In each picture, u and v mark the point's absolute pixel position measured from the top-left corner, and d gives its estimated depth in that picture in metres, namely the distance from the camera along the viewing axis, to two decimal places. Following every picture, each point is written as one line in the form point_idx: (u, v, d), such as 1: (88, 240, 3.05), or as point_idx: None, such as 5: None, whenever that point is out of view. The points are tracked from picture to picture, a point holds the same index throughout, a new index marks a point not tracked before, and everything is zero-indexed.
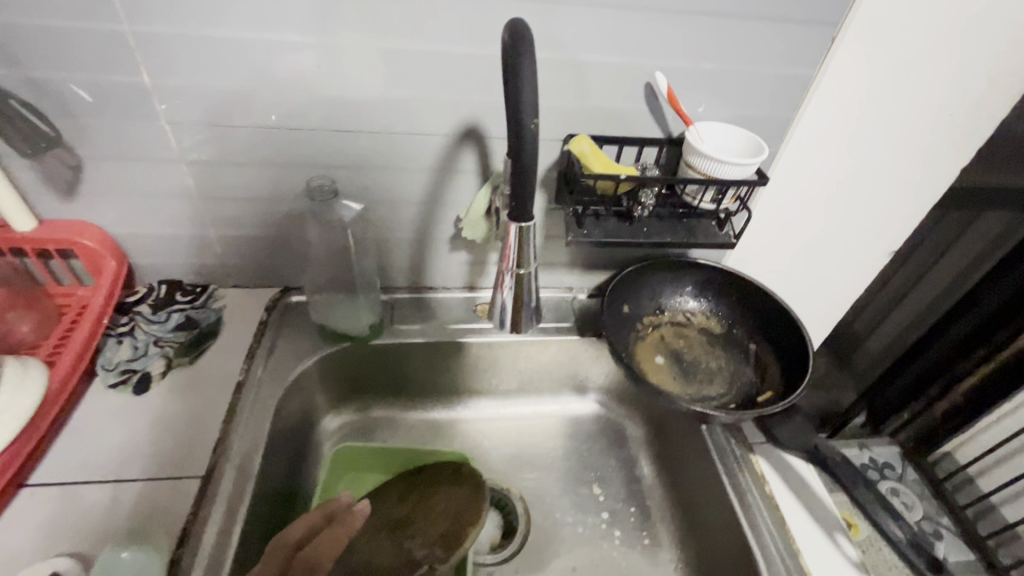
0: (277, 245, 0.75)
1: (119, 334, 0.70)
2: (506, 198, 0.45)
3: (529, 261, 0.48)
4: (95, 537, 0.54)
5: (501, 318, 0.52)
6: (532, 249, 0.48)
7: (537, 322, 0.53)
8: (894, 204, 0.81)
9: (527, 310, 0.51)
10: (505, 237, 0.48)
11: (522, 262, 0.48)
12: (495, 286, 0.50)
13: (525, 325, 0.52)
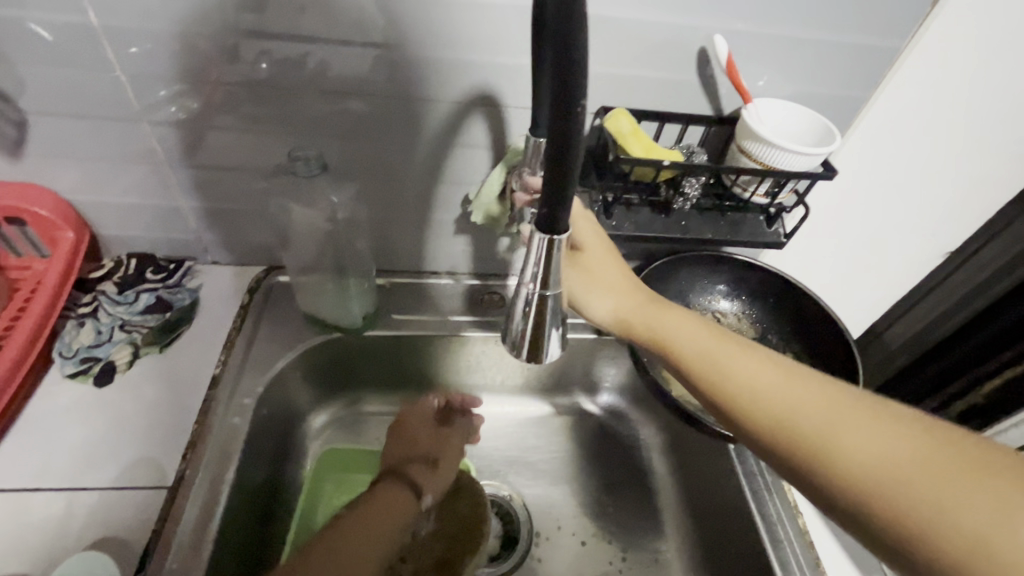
0: (258, 219, 0.66)
1: (80, 316, 0.62)
2: (535, 198, 0.34)
3: (557, 280, 0.38)
4: (48, 556, 0.48)
5: (514, 343, 0.41)
6: (562, 265, 0.37)
7: (561, 351, 0.42)
8: (961, 200, 0.70)
9: (549, 338, 0.40)
10: (528, 246, 0.37)
11: (550, 278, 0.37)
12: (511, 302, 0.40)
13: (546, 354, 0.41)
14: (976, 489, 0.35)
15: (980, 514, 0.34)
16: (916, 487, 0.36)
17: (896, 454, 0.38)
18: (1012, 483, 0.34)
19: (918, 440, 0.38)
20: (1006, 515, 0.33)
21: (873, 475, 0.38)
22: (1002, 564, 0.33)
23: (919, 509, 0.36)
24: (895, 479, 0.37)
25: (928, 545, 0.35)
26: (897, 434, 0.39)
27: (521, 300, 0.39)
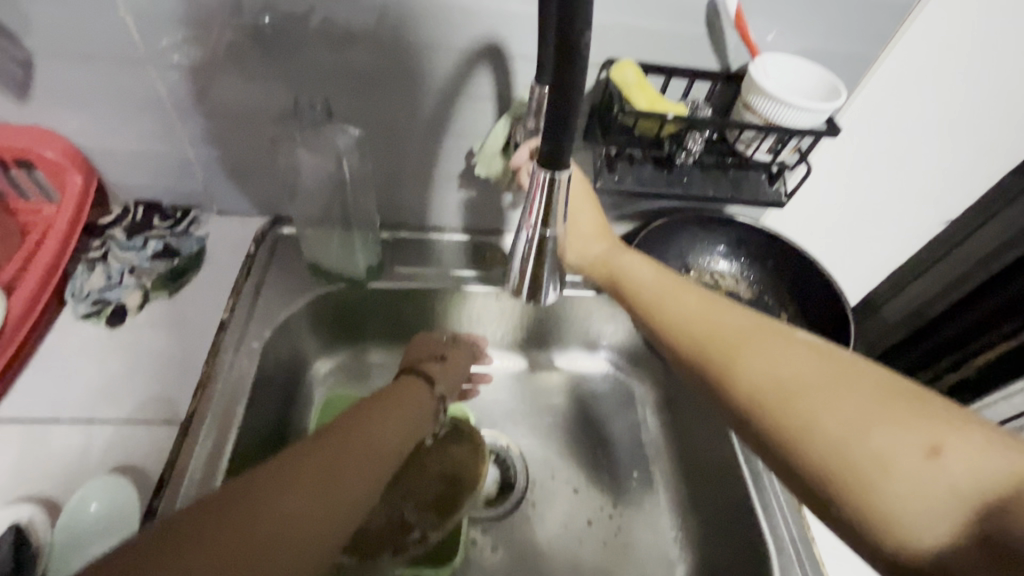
0: (264, 170, 0.66)
1: (91, 261, 0.63)
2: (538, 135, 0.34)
3: (558, 218, 0.39)
4: (67, 481, 0.50)
5: (515, 285, 0.43)
6: (564, 204, 0.38)
7: (559, 290, 0.44)
8: (964, 167, 0.70)
9: (549, 279, 0.42)
10: (529, 186, 0.38)
11: (550, 220, 0.38)
12: (512, 245, 0.41)
13: (545, 295, 0.43)
14: (852, 399, 0.37)
15: (850, 421, 0.36)
16: (800, 394, 0.38)
17: (790, 367, 0.39)
18: (887, 397, 0.37)
19: (817, 359, 0.39)
20: (873, 421, 0.36)
21: (768, 386, 0.39)
22: (856, 464, 0.35)
23: (796, 415, 0.38)
24: (785, 387, 0.39)
25: (800, 446, 0.37)
26: (809, 359, 0.40)
27: (523, 244, 0.40)
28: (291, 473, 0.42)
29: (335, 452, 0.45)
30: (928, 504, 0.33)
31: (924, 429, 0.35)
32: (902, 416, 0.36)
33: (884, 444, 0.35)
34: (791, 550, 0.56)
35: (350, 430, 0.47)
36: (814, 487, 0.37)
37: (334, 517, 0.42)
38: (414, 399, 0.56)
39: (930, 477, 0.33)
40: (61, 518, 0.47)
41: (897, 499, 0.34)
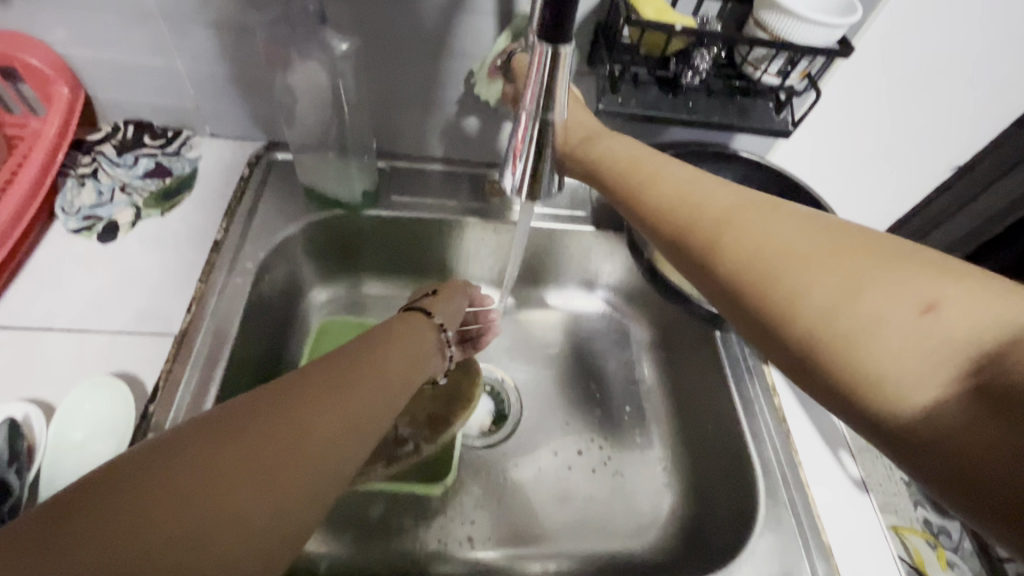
0: (258, 90, 0.64)
1: (80, 176, 0.62)
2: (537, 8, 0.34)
3: (556, 107, 0.40)
4: (62, 386, 0.51)
5: (514, 182, 0.45)
6: (562, 91, 0.40)
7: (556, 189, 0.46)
8: (979, 108, 0.68)
9: (547, 175, 0.44)
10: (528, 71, 0.39)
11: (548, 107, 0.40)
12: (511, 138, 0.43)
13: (544, 191, 0.45)
14: (843, 264, 0.36)
15: (841, 285, 0.35)
16: (792, 263, 0.37)
17: (783, 238, 0.38)
18: (881, 258, 0.36)
19: (805, 226, 0.38)
20: (865, 284, 0.35)
21: (757, 257, 0.38)
22: (846, 330, 0.35)
23: (787, 287, 0.37)
24: (773, 257, 0.38)
25: (790, 318, 0.36)
26: (793, 227, 0.39)
27: (521, 134, 0.42)
28: (289, 402, 0.34)
29: (340, 373, 0.38)
30: (921, 359, 0.33)
31: (918, 284, 0.34)
32: (896, 274, 0.35)
33: (876, 305, 0.34)
34: (776, 473, 0.57)
35: (355, 354, 0.41)
36: (800, 357, 0.36)
37: (341, 450, 0.35)
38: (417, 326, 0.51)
39: (925, 332, 0.33)
40: (56, 417, 0.48)
41: (889, 359, 0.33)
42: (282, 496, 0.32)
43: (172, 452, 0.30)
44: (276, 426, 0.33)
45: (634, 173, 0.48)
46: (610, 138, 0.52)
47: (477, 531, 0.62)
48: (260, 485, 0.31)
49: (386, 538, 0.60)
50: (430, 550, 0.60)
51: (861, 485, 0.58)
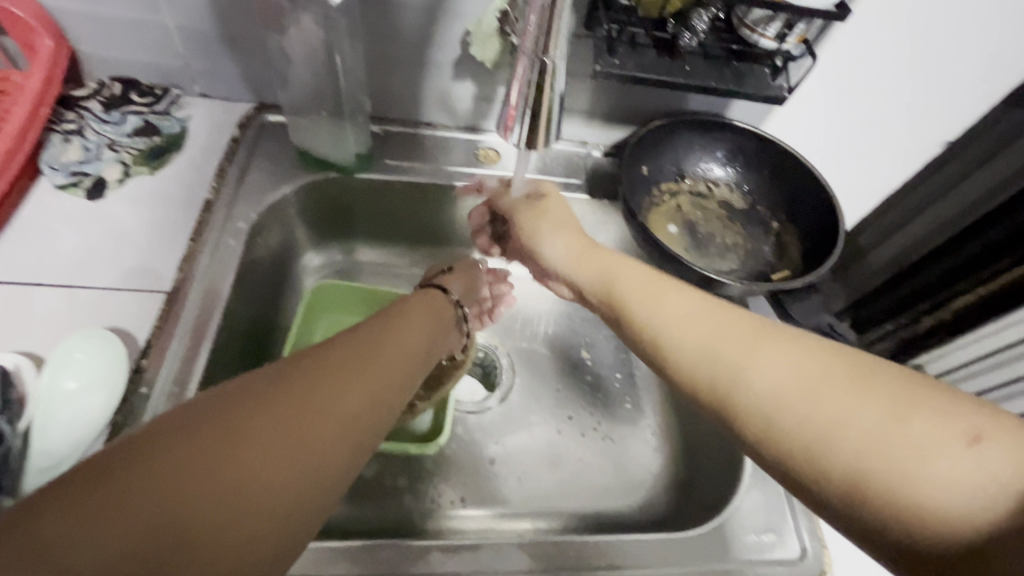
0: (247, 48, 0.63)
1: (66, 132, 0.60)
2: None
3: (557, 51, 0.42)
4: (52, 341, 0.50)
5: (513, 131, 0.47)
6: (561, 34, 0.41)
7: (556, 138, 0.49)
8: (972, 82, 0.68)
9: (544, 124, 0.46)
10: (529, 12, 0.40)
11: (549, 51, 0.41)
12: (510, 81, 0.44)
13: (543, 140, 0.48)
14: (876, 402, 0.33)
15: (876, 421, 0.33)
16: (822, 401, 0.34)
17: (811, 375, 0.36)
18: (915, 391, 0.33)
19: (805, 354, 0.37)
20: (901, 419, 0.32)
21: (769, 396, 0.36)
22: (879, 468, 0.32)
23: (817, 429, 0.34)
24: (787, 398, 0.35)
25: (823, 460, 0.33)
26: (797, 356, 0.37)
27: (519, 78, 0.44)
28: (284, 398, 0.30)
29: (333, 373, 0.33)
30: (962, 495, 0.30)
31: (961, 417, 0.31)
32: (936, 407, 0.32)
33: (916, 440, 0.31)
34: None
35: (354, 345, 0.36)
36: (838, 501, 0.33)
37: (328, 473, 0.30)
38: (431, 309, 0.48)
39: (966, 464, 0.30)
40: (45, 370, 0.48)
41: (933, 495, 0.30)
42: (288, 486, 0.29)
43: (141, 456, 0.26)
44: (257, 440, 0.28)
45: (651, 292, 0.46)
46: (618, 260, 0.51)
47: (469, 491, 0.63)
48: (239, 496, 0.27)
49: (379, 497, 0.61)
50: (422, 509, 0.61)
51: None
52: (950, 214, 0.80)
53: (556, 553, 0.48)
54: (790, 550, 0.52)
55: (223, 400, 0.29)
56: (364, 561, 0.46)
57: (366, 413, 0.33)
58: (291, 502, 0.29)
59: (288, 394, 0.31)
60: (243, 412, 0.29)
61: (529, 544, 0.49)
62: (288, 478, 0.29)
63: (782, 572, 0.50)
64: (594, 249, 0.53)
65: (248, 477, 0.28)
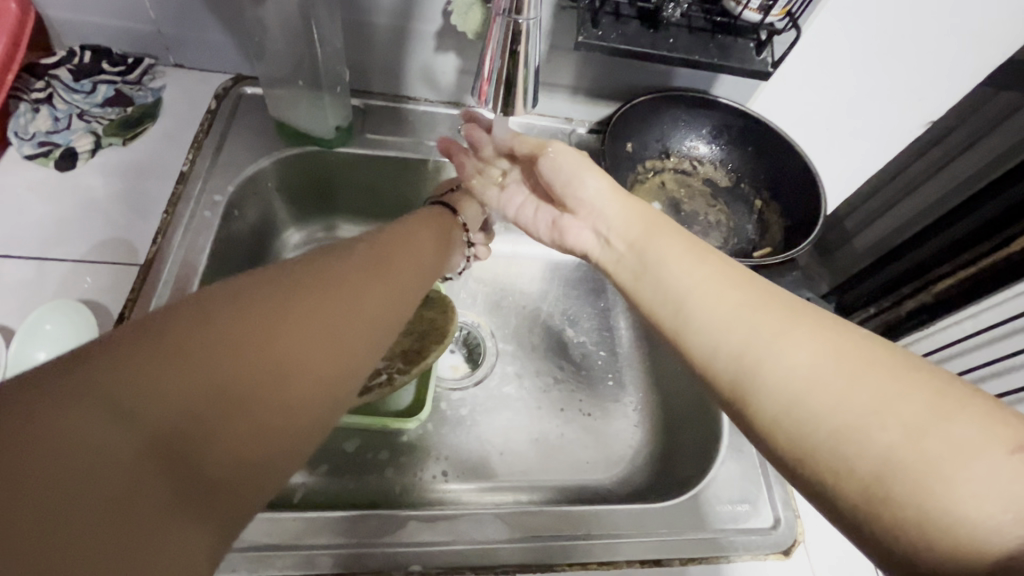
0: (222, 16, 0.61)
1: (34, 101, 0.58)
2: None
3: (529, 10, 0.40)
4: (22, 313, 0.50)
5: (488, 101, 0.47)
6: None
7: (535, 106, 0.48)
8: (956, 61, 0.68)
9: (521, 93, 0.46)
10: None
11: (522, 10, 0.40)
12: (484, 44, 0.44)
13: (520, 109, 0.47)
14: (915, 391, 0.32)
15: (915, 411, 0.32)
16: (856, 386, 0.33)
17: (851, 358, 0.35)
18: (962, 392, 0.32)
19: (843, 341, 0.36)
20: (944, 414, 0.31)
21: (804, 382, 0.35)
22: (914, 467, 0.30)
23: (851, 414, 0.33)
24: (818, 382, 0.34)
25: (852, 449, 0.32)
26: (833, 340, 0.36)
27: (493, 42, 0.43)
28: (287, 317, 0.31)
29: (345, 288, 0.35)
30: (998, 506, 0.28)
31: (1004, 427, 0.30)
32: (979, 411, 0.31)
33: (957, 440, 0.30)
34: None
35: (367, 269, 0.37)
36: (857, 497, 0.32)
37: (313, 403, 0.31)
38: (439, 248, 0.50)
39: (1005, 472, 0.29)
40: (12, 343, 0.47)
41: (970, 505, 0.29)
42: (276, 407, 0.29)
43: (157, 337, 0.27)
44: (270, 350, 0.30)
45: (683, 261, 0.44)
46: (664, 222, 0.48)
47: (451, 466, 0.63)
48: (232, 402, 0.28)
49: (360, 471, 0.61)
50: (404, 482, 0.61)
51: None
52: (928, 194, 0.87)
53: (534, 523, 0.49)
54: (764, 519, 0.53)
55: (249, 294, 0.31)
56: (342, 531, 0.46)
57: (374, 339, 0.35)
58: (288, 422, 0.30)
59: (309, 303, 0.32)
60: (262, 319, 0.30)
61: (507, 514, 0.49)
62: (303, 382, 0.31)
63: (756, 541, 0.51)
64: (650, 210, 0.49)
65: (256, 383, 0.29)
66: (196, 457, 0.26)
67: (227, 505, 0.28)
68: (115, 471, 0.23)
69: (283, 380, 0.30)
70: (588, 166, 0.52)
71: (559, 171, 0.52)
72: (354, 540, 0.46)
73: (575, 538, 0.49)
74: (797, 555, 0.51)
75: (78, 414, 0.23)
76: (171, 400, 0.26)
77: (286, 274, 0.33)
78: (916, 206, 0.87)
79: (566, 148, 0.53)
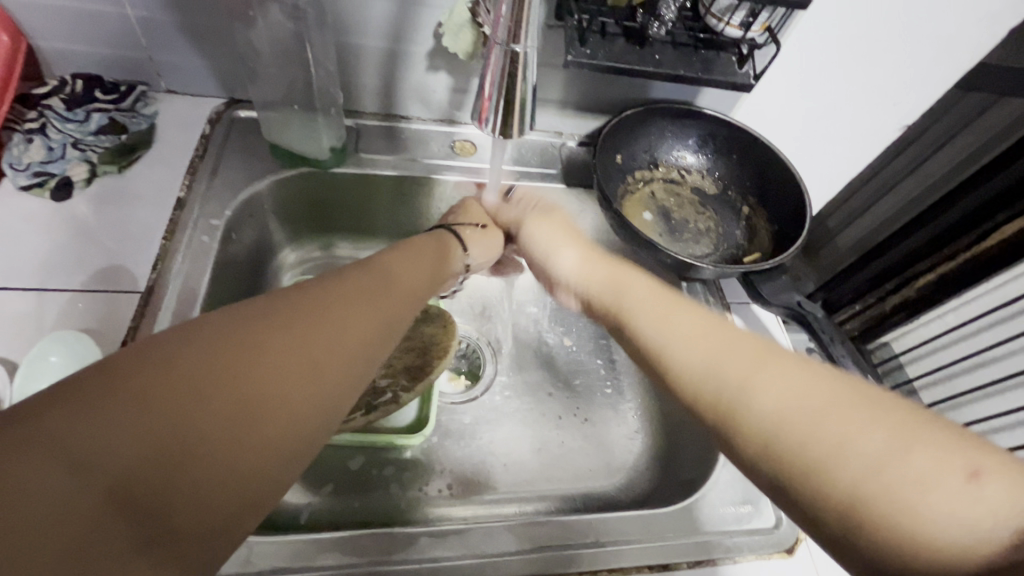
0: (215, 42, 0.61)
1: (28, 131, 0.58)
2: None
3: (524, 38, 0.42)
4: (22, 345, 0.49)
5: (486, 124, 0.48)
6: (526, 22, 0.41)
7: (530, 127, 0.50)
8: (929, 65, 0.70)
9: (518, 114, 0.47)
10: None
11: (517, 39, 0.42)
12: (481, 70, 0.45)
13: (515, 131, 0.48)
14: (875, 422, 0.32)
15: (880, 443, 0.31)
16: (819, 419, 0.33)
17: (818, 387, 0.35)
18: (918, 421, 0.31)
19: (804, 374, 0.36)
20: (902, 442, 0.31)
21: (766, 417, 0.35)
22: (875, 499, 0.30)
23: (817, 448, 0.32)
24: (777, 416, 0.34)
25: (820, 481, 0.32)
26: (795, 373, 0.36)
27: (489, 67, 0.45)
28: (266, 356, 0.31)
29: (327, 321, 0.35)
30: (955, 533, 0.28)
31: (962, 451, 0.30)
32: (935, 439, 0.30)
33: (920, 472, 0.30)
34: None
35: (349, 295, 0.38)
36: (837, 530, 0.31)
37: (291, 442, 0.31)
38: (429, 266, 0.50)
39: (962, 500, 0.28)
40: (16, 377, 0.46)
41: (928, 531, 0.28)
42: (253, 449, 0.29)
43: (127, 381, 0.26)
44: (247, 390, 0.30)
45: (655, 316, 0.45)
46: (632, 275, 0.51)
47: (456, 479, 0.64)
48: (205, 444, 0.27)
49: (367, 489, 0.62)
50: (410, 497, 0.62)
51: None
52: (907, 199, 0.89)
53: (543, 534, 0.50)
54: (766, 519, 0.54)
55: (226, 332, 0.31)
56: (354, 550, 0.47)
57: (355, 372, 0.35)
58: (266, 462, 0.30)
59: (277, 334, 0.32)
60: (239, 357, 0.30)
61: (515, 526, 0.50)
62: (282, 416, 0.31)
63: (759, 541, 0.52)
64: (615, 266, 0.53)
65: (234, 424, 0.29)
66: (165, 501, 0.26)
67: (200, 546, 0.27)
68: (77, 524, 0.23)
69: (260, 421, 0.30)
70: (568, 235, 0.59)
71: (540, 241, 0.60)
72: (366, 559, 0.46)
73: (583, 547, 0.49)
74: (800, 552, 0.52)
75: (41, 465, 0.23)
76: (139, 444, 0.26)
77: (261, 307, 0.33)
78: (898, 203, 0.90)
79: (546, 223, 0.60)
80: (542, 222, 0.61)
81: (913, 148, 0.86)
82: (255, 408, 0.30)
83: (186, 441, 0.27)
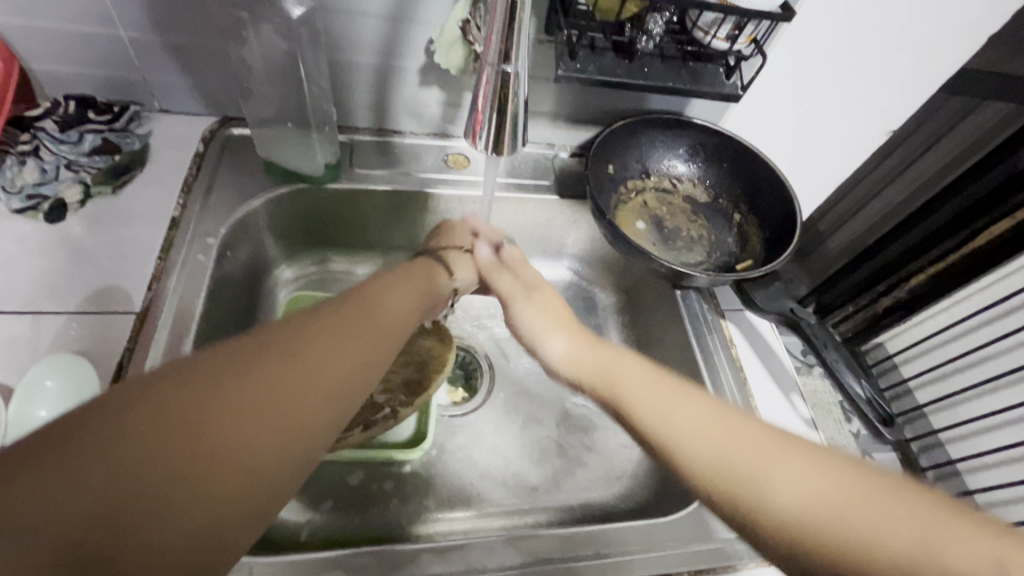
0: (208, 62, 0.62)
1: (21, 154, 0.58)
2: None
3: (515, 58, 0.43)
4: (17, 368, 0.49)
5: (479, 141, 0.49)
6: (516, 41, 0.42)
7: (523, 143, 0.50)
8: (912, 73, 0.72)
9: (511, 130, 0.48)
10: (489, 19, 0.42)
11: (508, 59, 0.43)
12: (473, 88, 0.46)
13: (507, 147, 0.49)
14: (897, 515, 0.31)
15: (907, 534, 0.30)
16: (838, 511, 0.32)
17: (836, 477, 0.34)
18: (939, 512, 0.31)
19: (818, 467, 0.35)
20: (928, 534, 0.30)
21: (784, 513, 0.34)
22: None
23: (843, 543, 0.31)
24: (796, 513, 0.33)
25: None
26: (812, 467, 0.35)
27: (480, 85, 0.45)
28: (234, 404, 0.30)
29: (303, 362, 0.33)
30: None
31: (989, 540, 0.29)
32: (960, 528, 0.30)
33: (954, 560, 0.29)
34: None
35: (329, 327, 0.36)
36: None
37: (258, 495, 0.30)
38: (415, 284, 0.50)
39: None
40: (13, 401, 0.46)
41: None
42: (216, 507, 0.28)
43: (83, 435, 0.25)
44: (212, 444, 0.28)
45: (657, 405, 0.44)
46: (623, 360, 0.50)
47: (455, 493, 0.64)
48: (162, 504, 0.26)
49: (366, 505, 0.61)
50: (410, 512, 0.62)
51: (810, 424, 0.64)
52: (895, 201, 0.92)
53: (541, 547, 0.50)
54: None
55: (194, 373, 0.30)
56: (354, 568, 0.46)
57: (329, 420, 0.34)
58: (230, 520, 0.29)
59: (251, 380, 0.31)
60: (206, 405, 0.29)
61: (516, 539, 0.50)
62: (250, 469, 0.30)
63: None
64: (601, 352, 0.52)
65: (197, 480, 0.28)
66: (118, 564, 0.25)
67: None
68: None
69: (226, 474, 0.29)
70: (552, 312, 0.58)
71: (529, 328, 0.58)
72: None
73: (584, 559, 0.49)
74: None
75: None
76: (91, 507, 0.25)
77: (234, 346, 0.32)
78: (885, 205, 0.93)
79: (532, 312, 0.59)
80: (529, 301, 0.60)
81: (895, 153, 0.88)
82: (220, 462, 0.29)
83: (142, 500, 0.26)
